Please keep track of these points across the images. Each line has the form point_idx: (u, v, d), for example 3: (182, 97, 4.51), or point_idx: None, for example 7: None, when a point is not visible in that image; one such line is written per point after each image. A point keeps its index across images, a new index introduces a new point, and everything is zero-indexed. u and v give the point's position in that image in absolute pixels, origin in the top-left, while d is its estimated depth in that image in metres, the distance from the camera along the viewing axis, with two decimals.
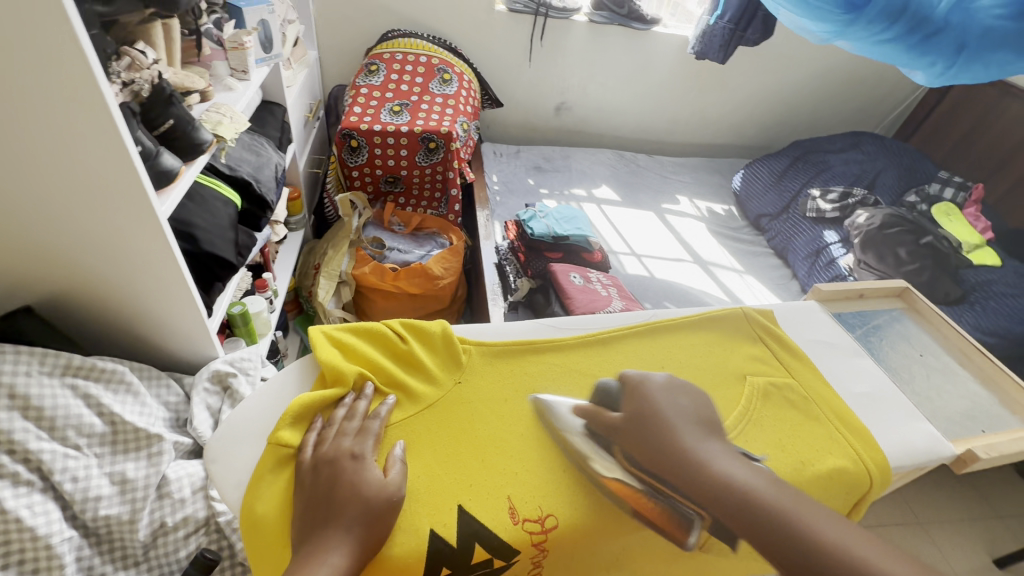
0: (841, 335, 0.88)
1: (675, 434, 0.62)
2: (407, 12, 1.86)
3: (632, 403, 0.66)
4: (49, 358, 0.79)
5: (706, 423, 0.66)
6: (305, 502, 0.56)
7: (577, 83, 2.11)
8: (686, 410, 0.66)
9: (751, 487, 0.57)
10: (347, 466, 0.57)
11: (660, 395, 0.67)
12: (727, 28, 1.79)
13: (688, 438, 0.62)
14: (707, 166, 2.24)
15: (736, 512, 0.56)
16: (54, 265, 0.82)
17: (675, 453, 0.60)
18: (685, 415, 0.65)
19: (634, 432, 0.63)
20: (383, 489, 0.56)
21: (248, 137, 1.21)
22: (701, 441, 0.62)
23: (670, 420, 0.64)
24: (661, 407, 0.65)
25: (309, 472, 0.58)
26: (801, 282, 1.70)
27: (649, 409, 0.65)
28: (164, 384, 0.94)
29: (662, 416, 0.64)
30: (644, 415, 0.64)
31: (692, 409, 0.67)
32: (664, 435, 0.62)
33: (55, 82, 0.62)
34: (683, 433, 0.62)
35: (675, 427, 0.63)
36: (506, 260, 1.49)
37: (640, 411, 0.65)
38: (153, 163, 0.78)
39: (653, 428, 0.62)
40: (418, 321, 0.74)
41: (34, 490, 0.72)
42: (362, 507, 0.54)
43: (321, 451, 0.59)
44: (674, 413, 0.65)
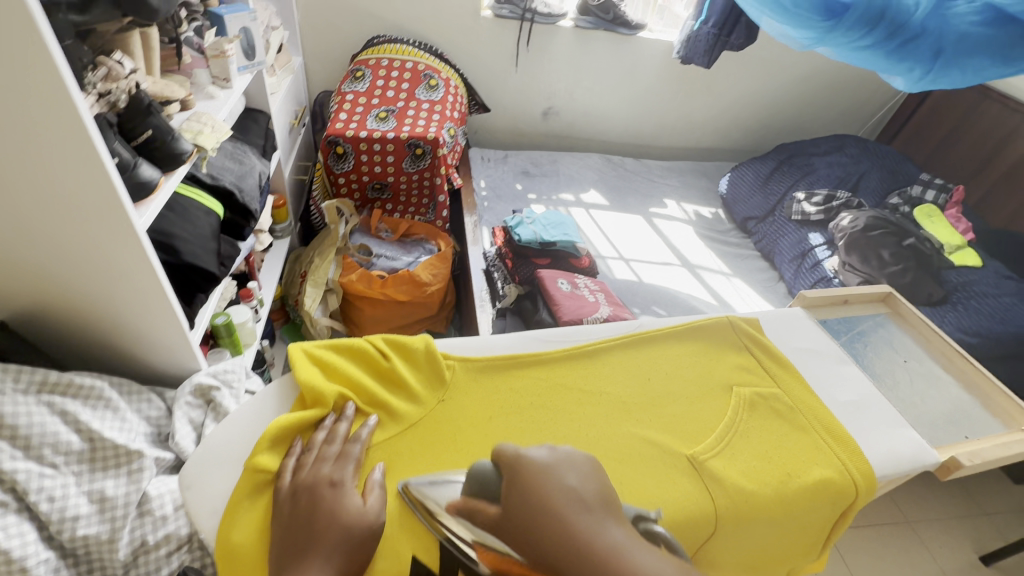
0: (825, 341, 0.89)
1: (564, 527, 0.47)
2: (393, 18, 1.86)
3: (510, 493, 0.51)
4: (24, 375, 0.78)
5: (607, 502, 0.51)
6: (281, 533, 0.54)
7: (564, 87, 2.12)
8: (574, 490, 0.51)
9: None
10: (326, 493, 0.56)
11: (543, 476, 0.52)
12: (711, 33, 1.80)
13: (583, 525, 0.48)
14: (694, 170, 2.25)
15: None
16: (29, 280, 0.80)
17: (570, 555, 0.46)
18: (578, 496, 0.50)
19: (519, 525, 0.49)
20: (363, 517, 0.55)
21: (230, 146, 1.20)
22: (602, 527, 0.48)
23: (556, 507, 0.49)
24: (549, 485, 0.51)
25: (287, 499, 0.56)
26: (788, 284, 1.71)
27: (531, 497, 0.50)
28: (145, 398, 0.93)
29: (546, 500, 0.49)
30: (528, 507, 0.49)
31: (584, 486, 0.52)
32: (557, 530, 0.47)
33: (26, 94, 0.61)
34: (576, 522, 0.48)
35: (567, 517, 0.48)
36: (494, 267, 1.49)
37: (524, 502, 0.50)
38: (131, 174, 0.77)
39: (538, 519, 0.48)
40: (401, 337, 0.73)
41: (8, 511, 0.71)
42: (342, 535, 0.53)
43: (299, 478, 0.58)
44: (564, 498, 0.50)
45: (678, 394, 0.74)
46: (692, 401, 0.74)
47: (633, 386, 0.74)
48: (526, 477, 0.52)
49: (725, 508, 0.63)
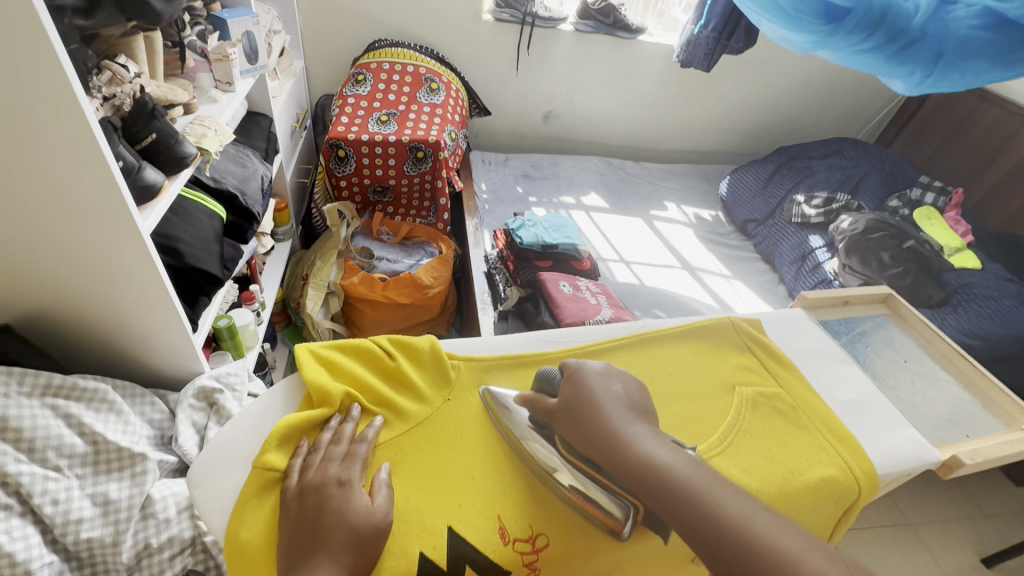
0: (828, 343, 0.89)
1: (603, 419, 0.58)
2: (394, 22, 1.86)
3: (568, 389, 0.63)
4: (28, 377, 0.78)
5: (641, 406, 0.62)
6: (291, 530, 0.54)
7: (564, 91, 2.13)
8: (617, 394, 0.61)
9: (672, 468, 0.53)
10: (334, 492, 0.56)
11: (595, 380, 0.63)
12: (711, 37, 1.81)
13: (617, 419, 0.58)
14: (694, 173, 2.26)
15: (657, 494, 0.52)
16: (34, 283, 0.81)
17: (604, 435, 0.57)
18: (619, 399, 0.61)
19: (568, 416, 0.61)
20: (371, 516, 0.55)
21: (233, 149, 1.20)
22: (629, 422, 0.58)
23: (598, 403, 0.60)
24: (596, 387, 0.62)
25: (294, 500, 0.57)
26: (788, 286, 1.71)
27: (582, 392, 0.62)
28: (148, 401, 0.93)
29: (590, 397, 0.61)
30: (581, 398, 0.61)
31: (627, 393, 0.62)
32: (596, 418, 0.59)
33: (33, 99, 0.62)
34: (612, 415, 0.59)
35: (605, 411, 0.59)
36: (496, 269, 1.49)
37: (575, 395, 0.62)
38: (135, 178, 0.77)
39: (583, 412, 0.60)
40: (406, 337, 0.73)
41: (13, 514, 0.71)
42: (351, 534, 0.53)
43: (306, 478, 0.58)
44: (605, 396, 0.61)
45: (682, 393, 0.75)
46: (697, 400, 0.74)
47: None
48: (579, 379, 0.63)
49: None
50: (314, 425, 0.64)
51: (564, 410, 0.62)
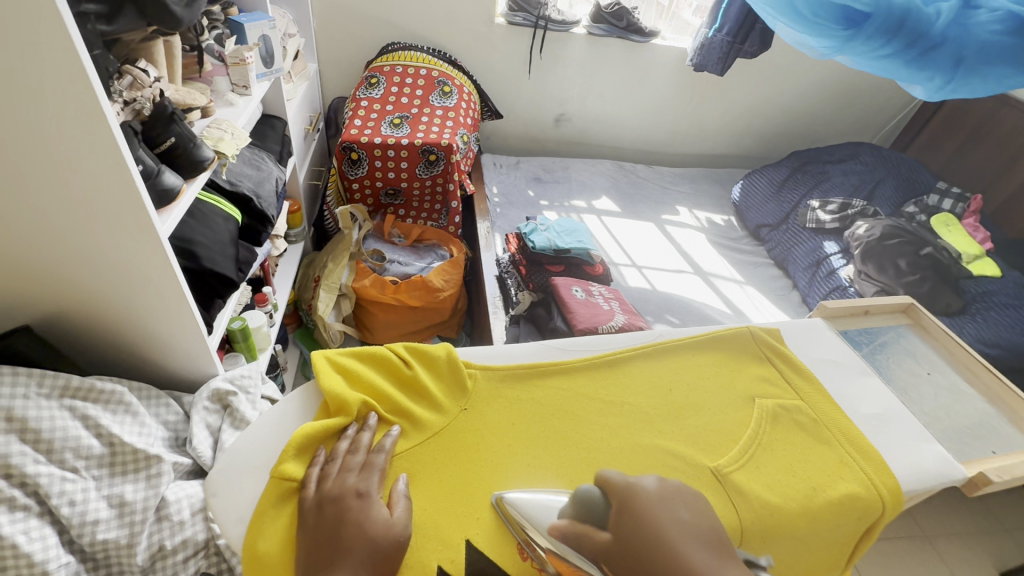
0: (847, 354, 0.88)
1: (689, 569, 0.49)
2: (408, 25, 1.87)
3: (623, 524, 0.53)
4: (47, 379, 0.78)
5: (716, 538, 0.53)
6: (307, 544, 0.54)
7: (576, 94, 2.12)
8: (689, 527, 0.53)
9: None
10: (353, 504, 0.56)
11: (657, 508, 0.54)
12: (725, 41, 1.80)
13: (707, 569, 0.49)
14: (706, 177, 2.25)
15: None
16: (54, 286, 0.81)
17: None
18: (695, 539, 0.52)
19: (631, 564, 0.50)
20: (390, 530, 0.55)
21: (248, 152, 1.21)
22: (725, 574, 0.50)
23: (676, 545, 0.51)
24: (667, 523, 0.52)
25: (313, 511, 0.56)
26: (802, 293, 1.69)
27: (653, 530, 0.52)
28: (163, 403, 0.93)
29: (666, 540, 0.51)
30: (648, 541, 0.51)
31: (696, 520, 0.54)
32: (680, 569, 0.49)
33: (56, 106, 0.62)
34: (701, 565, 0.50)
35: (690, 557, 0.50)
36: (507, 273, 1.49)
37: (644, 534, 0.52)
38: (154, 182, 0.77)
39: (659, 563, 0.49)
40: (423, 345, 0.73)
41: (31, 514, 0.71)
42: (369, 548, 0.53)
43: (324, 488, 0.58)
44: (678, 533, 0.52)
45: (701, 406, 0.74)
46: (716, 413, 0.73)
47: (655, 397, 0.74)
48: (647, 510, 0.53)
49: (750, 523, 0.62)
50: (332, 435, 0.64)
51: (626, 548, 0.51)
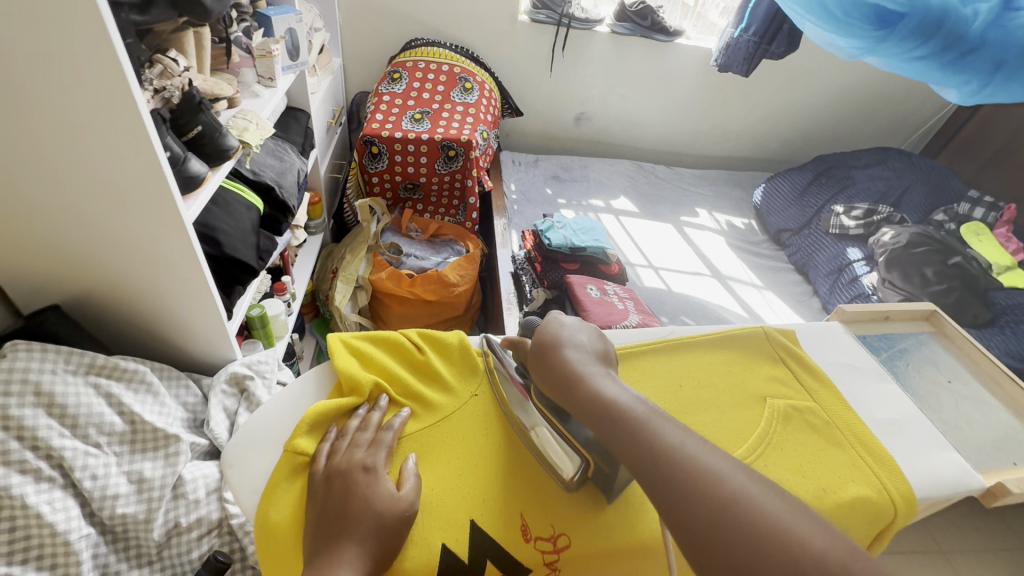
0: (865, 358, 0.86)
1: (562, 359, 0.59)
2: (432, 21, 1.88)
3: (536, 334, 0.65)
4: (74, 356, 0.81)
5: (607, 354, 0.62)
6: (317, 515, 0.55)
7: (598, 93, 2.11)
8: (580, 340, 0.62)
9: (627, 405, 0.52)
10: (360, 479, 0.56)
11: (563, 329, 0.64)
12: (751, 41, 1.77)
13: (578, 360, 0.59)
14: (727, 179, 2.21)
15: (605, 429, 0.51)
16: (84, 267, 0.84)
17: (561, 376, 0.58)
18: (583, 348, 0.61)
19: (534, 360, 0.63)
20: (396, 504, 0.55)
21: (272, 143, 1.24)
22: (592, 364, 0.58)
23: (561, 346, 0.61)
24: (567, 333, 0.63)
25: (321, 483, 0.57)
26: (822, 299, 1.66)
27: (550, 336, 0.63)
28: (183, 384, 0.96)
29: (555, 342, 0.62)
30: (543, 344, 0.63)
31: (595, 343, 0.63)
32: (557, 359, 0.60)
33: (90, 89, 0.64)
34: (573, 357, 0.59)
35: (566, 355, 0.60)
36: (522, 269, 1.49)
37: (542, 338, 0.63)
38: (180, 168, 0.79)
39: (546, 354, 0.61)
40: (435, 332, 0.74)
41: (55, 486, 0.73)
42: (376, 521, 0.53)
43: (333, 462, 0.59)
44: (569, 343, 0.62)
45: (712, 403, 0.73)
46: (728, 410, 0.72)
47: (668, 392, 0.73)
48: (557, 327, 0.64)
49: None
50: (344, 416, 0.64)
51: (531, 351, 0.64)
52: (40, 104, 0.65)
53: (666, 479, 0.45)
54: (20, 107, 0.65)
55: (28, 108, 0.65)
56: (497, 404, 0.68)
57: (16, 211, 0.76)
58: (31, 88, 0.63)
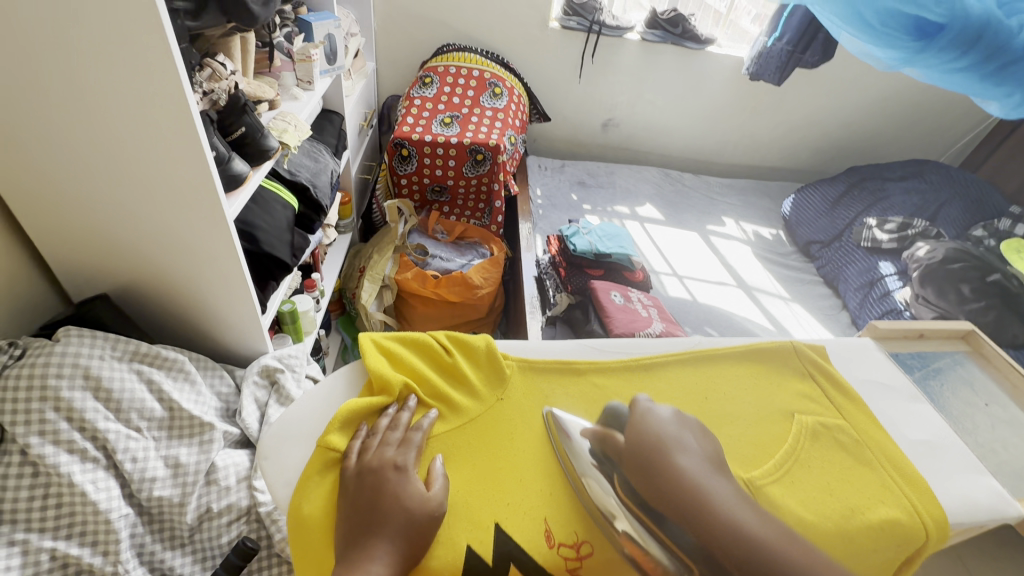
0: (897, 377, 0.84)
1: (676, 468, 0.60)
2: (464, 27, 1.91)
3: (633, 430, 0.65)
4: (120, 343, 0.85)
5: (715, 459, 0.64)
6: (349, 510, 0.57)
7: (626, 100, 2.11)
8: (691, 448, 0.63)
9: (761, 536, 0.55)
10: (391, 476, 0.58)
11: (671, 432, 0.64)
12: (785, 50, 1.75)
13: (695, 472, 0.60)
14: (755, 189, 2.18)
15: (743, 561, 0.53)
16: (132, 260, 0.88)
17: (680, 488, 0.58)
18: (690, 452, 0.63)
19: (636, 460, 0.62)
20: (425, 503, 0.57)
21: (308, 144, 1.28)
22: (711, 478, 0.60)
23: (672, 454, 0.61)
24: (670, 435, 0.64)
25: (353, 478, 0.59)
26: (852, 314, 1.63)
27: (654, 437, 0.63)
28: (217, 374, 0.99)
29: (664, 449, 0.62)
30: (648, 445, 0.63)
31: (700, 446, 0.64)
32: (669, 467, 0.60)
33: (150, 93, 0.68)
34: (689, 467, 0.60)
35: (679, 462, 0.61)
36: (547, 274, 1.50)
37: (645, 438, 0.64)
38: (225, 167, 0.83)
39: (656, 460, 0.61)
40: (463, 334, 0.75)
41: (99, 467, 0.77)
42: (405, 518, 0.55)
43: (364, 459, 0.60)
44: (678, 448, 0.62)
45: (737, 416, 0.71)
46: (753, 425, 0.71)
47: (690, 404, 0.72)
48: (657, 428, 0.65)
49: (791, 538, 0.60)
50: (374, 414, 0.66)
51: (631, 451, 0.63)
52: (102, 104, 0.69)
53: None
54: (84, 105, 0.69)
55: (91, 107, 0.69)
56: (557, 467, 0.64)
57: (72, 203, 0.80)
58: (96, 89, 0.68)
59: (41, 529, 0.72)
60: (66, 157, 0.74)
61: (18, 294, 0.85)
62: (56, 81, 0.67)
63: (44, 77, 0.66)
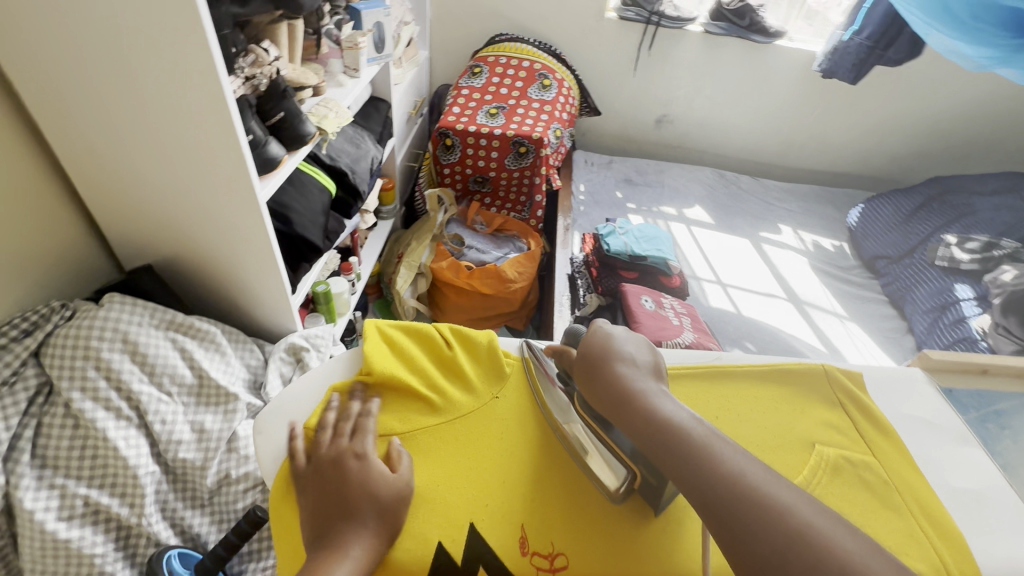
0: (947, 417, 0.73)
1: (610, 370, 0.57)
2: (518, 17, 1.89)
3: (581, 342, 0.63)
4: (158, 313, 0.90)
5: (658, 366, 0.59)
6: (315, 502, 0.55)
7: (683, 95, 2.02)
8: (628, 351, 0.59)
9: (677, 421, 0.49)
10: (353, 465, 0.57)
11: (613, 337, 0.61)
12: (864, 45, 1.60)
13: (627, 372, 0.56)
14: (819, 196, 2.03)
15: (657, 448, 0.48)
16: (175, 235, 0.94)
17: (610, 390, 0.55)
18: (631, 357, 0.58)
19: (579, 368, 0.61)
20: (392, 486, 0.56)
21: (351, 130, 1.31)
22: (643, 376, 0.56)
23: (609, 356, 0.59)
24: (618, 345, 0.60)
25: (315, 472, 0.57)
26: (918, 339, 1.47)
27: (598, 347, 0.60)
28: (248, 348, 1.04)
29: (602, 353, 0.59)
30: (590, 353, 0.60)
31: (643, 352, 0.60)
32: (602, 371, 0.58)
33: (190, 75, 0.71)
34: (621, 368, 0.57)
35: (614, 365, 0.58)
36: (579, 272, 1.46)
37: (590, 347, 0.61)
38: (261, 151, 0.86)
39: (596, 366, 0.59)
40: (467, 329, 0.73)
41: (131, 425, 0.83)
42: (374, 503, 0.54)
43: (323, 452, 0.59)
44: (615, 351, 0.59)
45: (750, 439, 0.66)
46: (768, 452, 0.65)
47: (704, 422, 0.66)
48: (604, 341, 0.61)
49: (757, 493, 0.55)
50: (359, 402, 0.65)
51: (580, 363, 0.61)
52: (149, 86, 0.73)
53: (723, 507, 0.43)
54: (132, 87, 0.74)
55: (140, 90, 0.74)
56: (528, 388, 0.68)
57: (123, 179, 0.86)
58: (145, 73, 0.72)
59: (78, 477, 0.79)
60: (116, 135, 0.79)
61: (76, 260, 0.92)
62: (110, 65, 0.71)
63: (100, 60, 0.71)
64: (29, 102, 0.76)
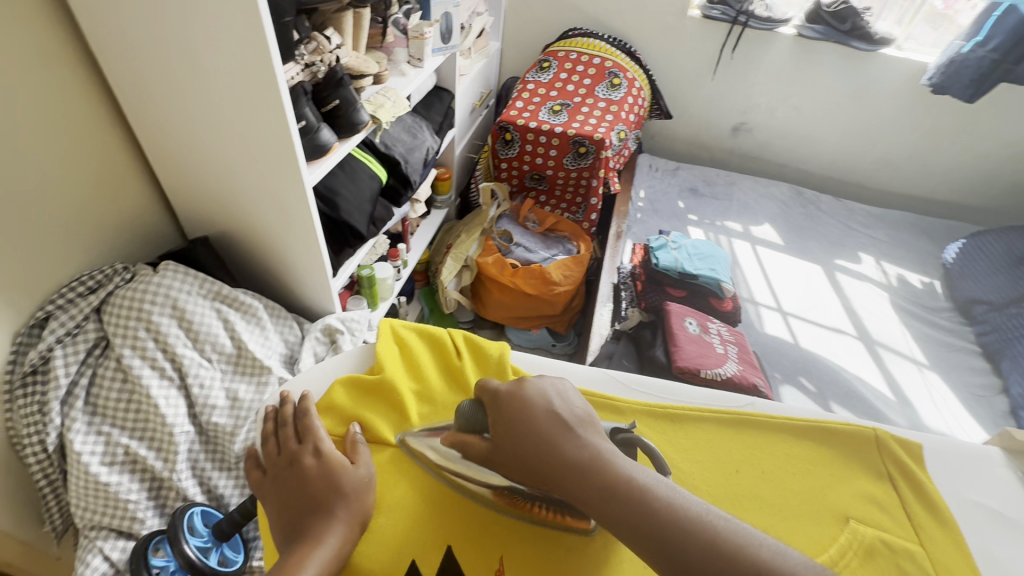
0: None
1: (548, 447, 0.49)
2: (595, 11, 1.82)
3: (493, 415, 0.54)
4: (206, 283, 0.96)
5: (585, 417, 0.52)
6: (279, 503, 0.56)
7: (766, 103, 1.87)
8: (555, 415, 0.52)
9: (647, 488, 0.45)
10: (311, 463, 0.56)
11: (530, 400, 0.53)
12: (987, 58, 1.40)
13: (567, 445, 0.49)
14: (913, 225, 1.81)
15: (639, 529, 0.43)
16: (230, 211, 0.99)
17: (556, 469, 0.48)
18: (563, 421, 0.51)
19: (504, 444, 0.52)
20: (351, 474, 0.56)
21: (410, 119, 1.32)
22: (583, 441, 0.49)
23: (541, 429, 0.51)
24: (535, 404, 0.53)
25: (277, 482, 0.57)
26: (1013, 402, 1.26)
27: (523, 416, 0.52)
28: (288, 324, 1.08)
29: (532, 426, 0.51)
30: (515, 429, 0.52)
31: (566, 409, 0.53)
32: (539, 448, 0.50)
33: (247, 61, 0.73)
34: (558, 440, 0.50)
35: (550, 438, 0.50)
36: (624, 285, 1.39)
37: (514, 420, 0.52)
38: (311, 137, 0.88)
39: (526, 442, 0.50)
40: (481, 339, 0.71)
41: (173, 385, 0.89)
42: (338, 493, 0.54)
43: (280, 462, 0.58)
44: (545, 419, 0.51)
45: (768, 501, 0.59)
46: (795, 519, 0.58)
47: (717, 476, 0.61)
48: (514, 396, 0.54)
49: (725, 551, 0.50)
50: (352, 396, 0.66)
51: (497, 440, 0.53)
52: (210, 69, 0.76)
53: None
54: (196, 71, 0.78)
55: (203, 73, 0.77)
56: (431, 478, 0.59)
57: (188, 156, 0.91)
58: (208, 57, 0.75)
59: (122, 427, 0.86)
60: (183, 115, 0.84)
61: (144, 226, 1.00)
62: (179, 48, 0.75)
63: (171, 44, 0.75)
64: (111, 80, 0.82)
